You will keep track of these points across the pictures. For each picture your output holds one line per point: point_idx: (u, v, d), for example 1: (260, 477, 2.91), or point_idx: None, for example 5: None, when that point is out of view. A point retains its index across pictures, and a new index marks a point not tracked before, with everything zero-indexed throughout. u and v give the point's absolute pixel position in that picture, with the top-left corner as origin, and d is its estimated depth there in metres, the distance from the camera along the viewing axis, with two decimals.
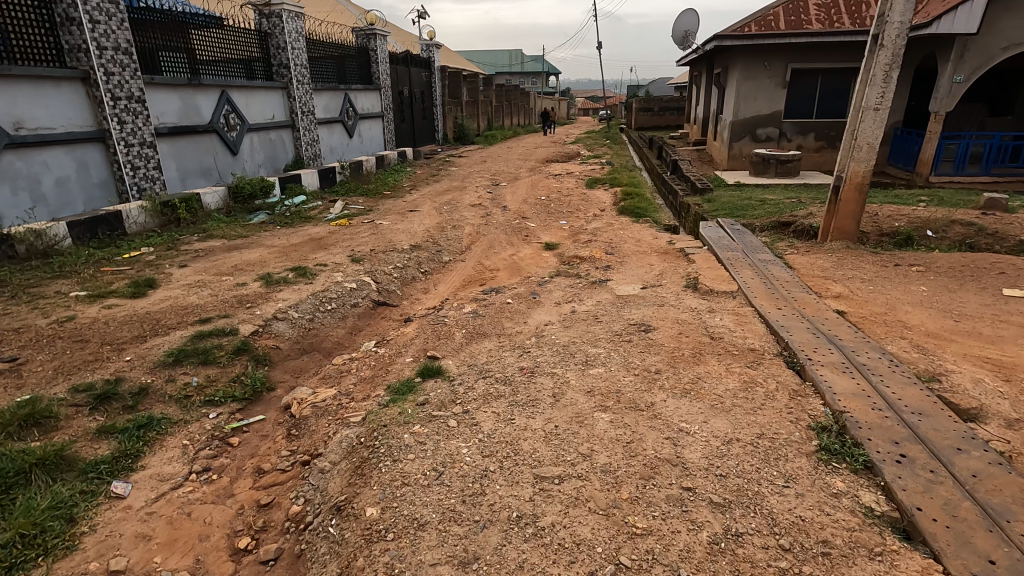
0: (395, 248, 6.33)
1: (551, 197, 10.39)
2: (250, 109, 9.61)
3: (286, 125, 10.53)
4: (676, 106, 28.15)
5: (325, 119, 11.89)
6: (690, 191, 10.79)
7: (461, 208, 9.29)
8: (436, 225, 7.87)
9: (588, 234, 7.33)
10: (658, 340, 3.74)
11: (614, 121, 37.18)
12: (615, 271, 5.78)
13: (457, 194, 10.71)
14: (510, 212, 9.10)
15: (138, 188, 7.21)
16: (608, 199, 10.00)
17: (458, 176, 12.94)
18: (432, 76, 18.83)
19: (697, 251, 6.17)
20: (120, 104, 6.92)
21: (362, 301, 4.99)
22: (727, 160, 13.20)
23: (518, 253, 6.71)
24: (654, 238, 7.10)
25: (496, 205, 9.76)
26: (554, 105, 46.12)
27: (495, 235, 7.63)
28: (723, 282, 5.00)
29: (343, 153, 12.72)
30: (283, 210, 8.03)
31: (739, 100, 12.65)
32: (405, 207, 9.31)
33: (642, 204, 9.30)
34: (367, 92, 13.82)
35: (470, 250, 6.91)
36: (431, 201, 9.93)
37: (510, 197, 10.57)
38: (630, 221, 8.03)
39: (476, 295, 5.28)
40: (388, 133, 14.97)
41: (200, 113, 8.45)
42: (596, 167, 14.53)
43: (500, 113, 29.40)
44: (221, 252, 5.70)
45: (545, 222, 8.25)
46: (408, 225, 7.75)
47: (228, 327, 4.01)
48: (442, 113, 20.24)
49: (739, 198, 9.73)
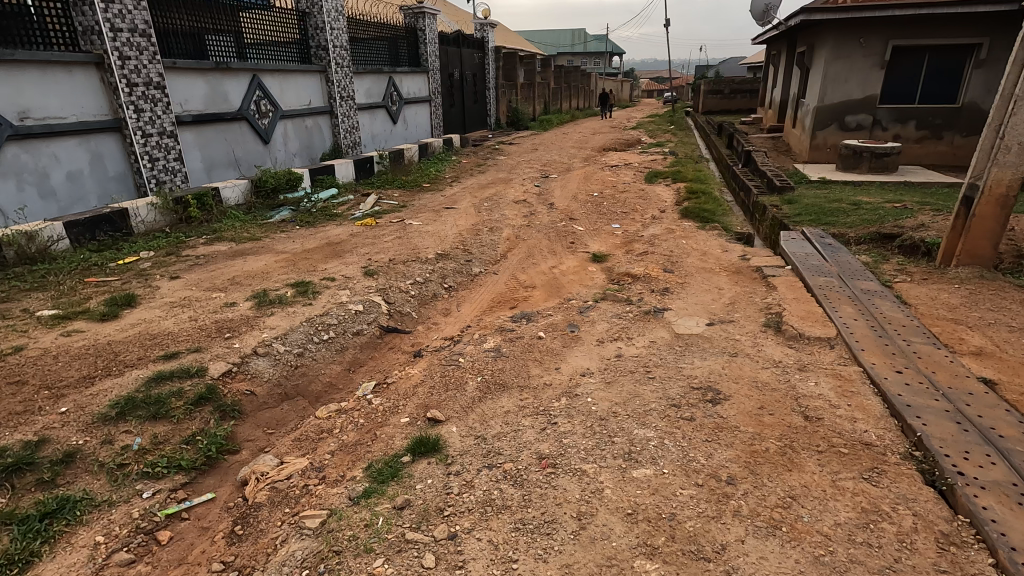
0: (418, 258, 5.56)
1: (604, 193, 9.34)
2: (285, 95, 9.08)
3: (323, 112, 9.97)
4: (749, 88, 25.96)
5: (367, 104, 11.25)
6: (766, 189, 9.44)
7: (503, 205, 8.42)
8: (472, 227, 7.04)
9: (643, 244, 6.30)
10: (730, 420, 2.76)
11: (679, 104, 35.03)
12: (674, 297, 4.76)
13: (501, 188, 9.84)
14: (556, 211, 8.15)
15: (156, 181, 6.78)
16: (669, 197, 8.85)
17: (505, 166, 12.04)
18: (485, 57, 17.88)
19: (779, 274, 5.03)
20: (137, 91, 6.46)
21: (366, 328, 4.23)
22: (808, 151, 11.61)
23: (560, 266, 5.79)
24: (723, 251, 5.98)
25: (542, 202, 8.83)
26: (616, 87, 44.19)
27: (536, 240, 6.73)
28: (816, 323, 3.90)
29: (386, 141, 12.09)
30: (308, 206, 7.43)
31: (826, 81, 11.00)
32: (442, 203, 8.54)
33: (709, 204, 8.12)
34: (414, 75, 13.08)
35: (505, 260, 6.05)
36: (472, 196, 9.11)
37: (559, 192, 9.58)
38: (694, 228, 6.92)
39: (504, 324, 4.42)
40: (435, 118, 14.23)
41: (228, 99, 7.95)
42: (657, 158, 13.25)
43: (557, 95, 28.13)
44: (224, 259, 5.11)
45: (595, 225, 7.26)
46: (440, 226, 6.97)
47: (195, 367, 3.33)
48: (495, 96, 19.30)
49: (826, 199, 8.33)
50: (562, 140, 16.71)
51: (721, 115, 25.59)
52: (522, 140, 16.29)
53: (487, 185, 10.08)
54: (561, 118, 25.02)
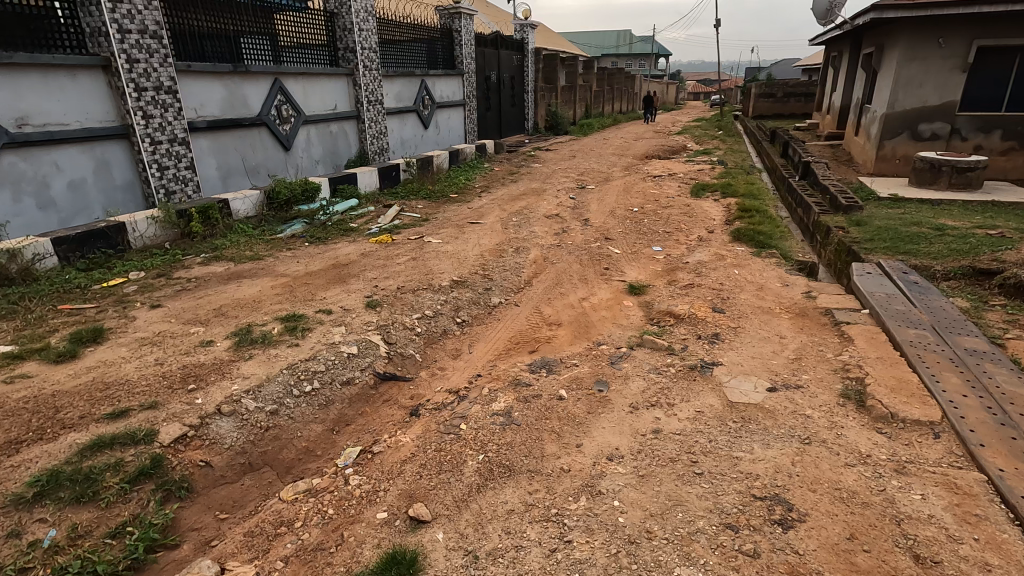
0: (431, 286, 4.95)
1: (645, 208, 8.55)
2: (309, 99, 8.67)
3: (350, 117, 9.54)
4: (804, 92, 24.45)
5: (397, 109, 10.79)
6: (829, 206, 8.45)
7: (533, 221, 7.74)
8: (496, 247, 6.40)
9: (687, 274, 5.53)
10: (808, 561, 2.03)
11: (727, 108, 33.55)
12: (725, 347, 3.99)
13: (533, 200, 9.18)
14: (591, 229, 7.42)
15: (165, 191, 6.42)
16: (718, 215, 7.98)
17: (540, 175, 11.36)
18: (524, 59, 17.25)
19: (854, 322, 4.18)
20: (146, 95, 6.11)
21: (359, 376, 3.64)
22: (873, 163, 10.47)
23: (592, 298, 5.08)
24: (783, 286, 5.13)
25: (577, 217, 8.12)
26: (660, 90, 42.89)
27: (566, 264, 6.04)
28: (912, 399, 3.07)
29: (415, 147, 11.61)
30: (324, 219, 6.96)
31: (897, 85, 9.83)
32: (468, 217, 7.94)
33: (765, 224, 7.23)
34: (447, 78, 12.57)
35: (530, 288, 5.38)
36: (501, 208, 8.47)
37: (595, 206, 8.84)
38: (747, 254, 6.07)
39: (520, 374, 3.75)
40: (469, 122, 13.69)
41: (248, 104, 7.57)
42: (704, 168, 12.31)
43: (599, 98, 27.27)
44: (216, 284, 4.64)
45: (634, 248, 6.51)
46: (461, 245, 6.36)
47: (143, 431, 2.79)
48: (533, 100, 18.65)
49: (902, 220, 7.31)
50: (602, 146, 15.90)
51: (772, 120, 24.19)
52: (559, 146, 15.58)
53: (519, 196, 9.43)
54: (602, 122, 24.18)
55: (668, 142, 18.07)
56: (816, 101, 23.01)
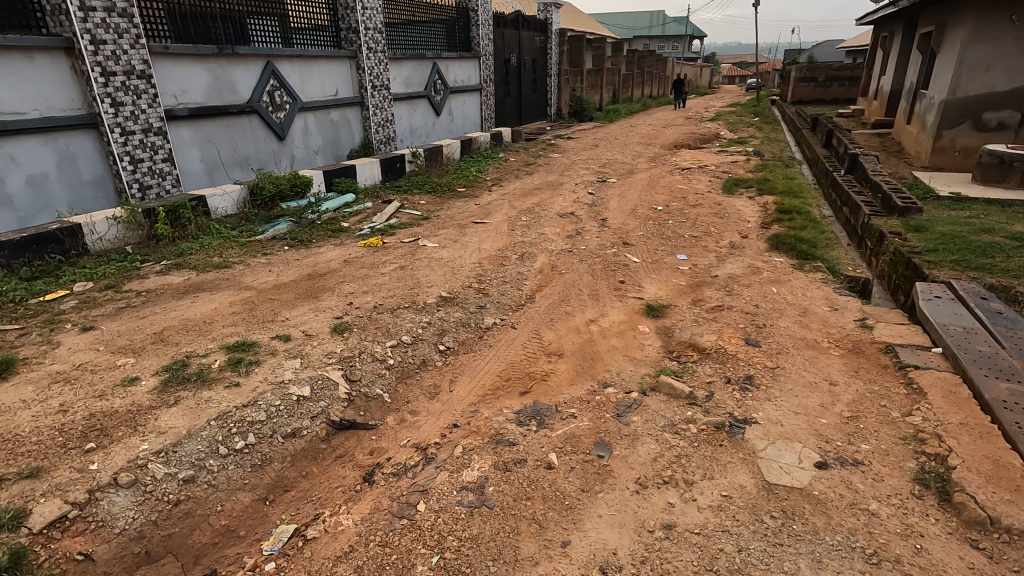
0: (414, 304, 4.28)
1: (670, 206, 7.72)
2: (306, 85, 8.06)
3: (353, 103, 8.90)
4: (848, 75, 22.84)
5: (406, 95, 10.10)
6: (881, 207, 7.48)
7: (545, 221, 7.00)
8: (499, 253, 5.69)
9: (714, 292, 4.75)
10: None
11: (764, 93, 31.87)
12: (760, 397, 3.23)
13: (547, 195, 8.42)
14: (608, 231, 6.65)
15: (140, 186, 5.90)
16: (754, 216, 7.10)
17: (558, 167, 10.55)
18: (547, 41, 16.32)
19: (924, 368, 3.35)
20: (115, 81, 5.55)
21: (307, 427, 3.00)
22: (929, 155, 9.32)
23: (601, 321, 4.35)
24: (832, 312, 4.30)
25: (593, 217, 7.34)
26: (693, 73, 41.20)
27: (576, 275, 5.32)
28: (1017, 497, 2.28)
29: (426, 135, 10.93)
30: (312, 217, 6.35)
31: (961, 67, 8.69)
32: (473, 214, 7.24)
33: (808, 228, 6.34)
34: (462, 61, 11.81)
35: (531, 306, 4.68)
36: (511, 205, 7.74)
37: (615, 203, 8.05)
38: (788, 267, 5.23)
39: (505, 427, 3.07)
40: (485, 109, 12.92)
41: (236, 90, 6.99)
42: (739, 160, 11.32)
43: (628, 82, 26.07)
44: (169, 299, 4.07)
45: (654, 256, 5.73)
46: (459, 251, 5.67)
47: (8, 514, 2.20)
48: (557, 84, 17.72)
49: (970, 226, 6.32)
50: (628, 134, 14.94)
51: (813, 105, 22.69)
52: (582, 134, 14.69)
53: (532, 191, 8.67)
54: (630, 107, 23.06)
55: (699, 129, 16.98)
56: (862, 85, 21.45)
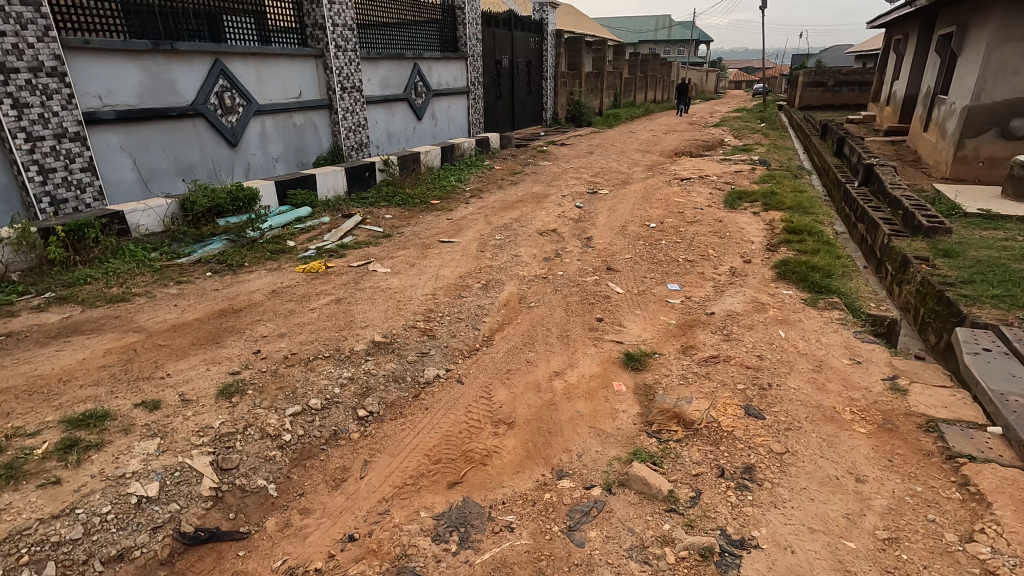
0: (337, 352, 3.49)
1: (665, 222, 6.89)
2: (264, 86, 7.29)
3: (319, 106, 8.14)
4: (858, 80, 22.01)
5: (382, 97, 9.34)
6: (902, 225, 6.65)
7: (521, 240, 6.21)
8: (460, 280, 4.90)
9: (709, 335, 3.93)
10: None
11: (770, 97, 31.05)
12: (764, 501, 2.41)
13: (529, 209, 7.63)
14: (591, 253, 5.84)
15: (52, 200, 5.13)
16: (759, 235, 6.27)
17: (546, 176, 9.76)
18: (543, 42, 15.55)
19: (984, 463, 2.52)
20: (17, 79, 4.79)
21: (144, 545, 2.21)
22: (950, 165, 8.44)
23: (569, 375, 3.55)
24: (852, 367, 3.48)
25: (577, 234, 6.55)
26: (697, 79, 40.55)
27: (546, 309, 4.52)
28: None
29: (406, 141, 10.16)
30: (254, 235, 5.57)
31: (987, 70, 7.84)
32: (441, 231, 6.46)
33: (821, 250, 5.52)
34: (446, 61, 11.05)
35: (487, 352, 3.88)
36: (487, 220, 6.96)
37: (603, 218, 7.26)
38: (798, 303, 4.41)
39: (415, 545, 2.26)
40: (473, 113, 12.16)
41: (177, 91, 6.23)
42: (743, 169, 10.49)
43: (630, 86, 25.28)
44: (31, 346, 3.30)
45: (642, 285, 4.92)
46: (414, 277, 4.88)
47: None
48: (554, 87, 16.95)
49: (1009, 252, 5.48)
50: (626, 140, 14.14)
51: (821, 111, 21.87)
52: (577, 140, 13.90)
53: (513, 203, 7.89)
54: (631, 112, 22.28)
55: (702, 135, 16.16)
56: (873, 90, 20.61)
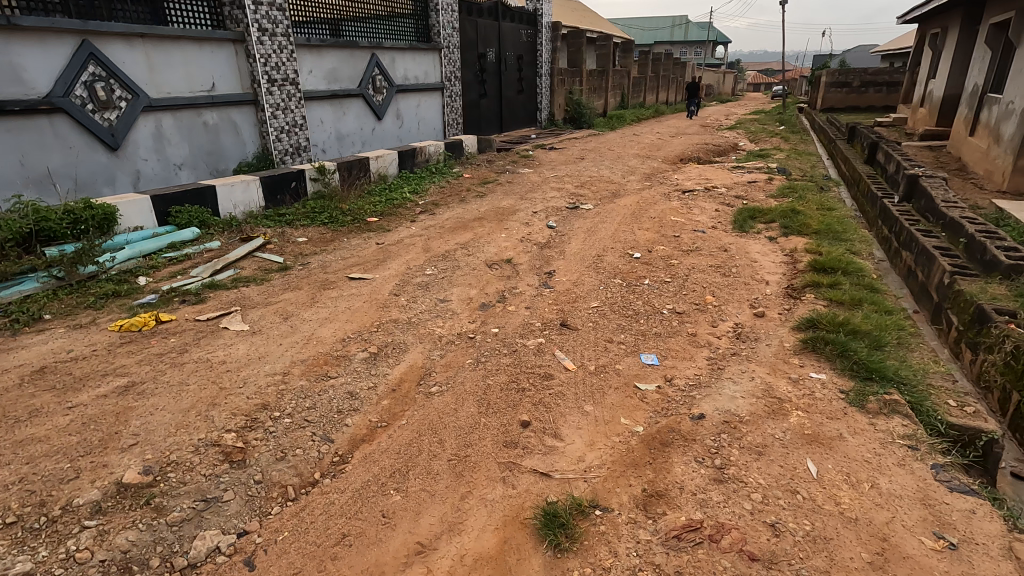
0: (36, 512, 2.04)
1: (654, 251, 5.36)
2: (159, 76, 5.91)
3: (239, 102, 6.74)
4: (887, 80, 20.18)
5: (328, 93, 7.94)
6: (966, 260, 5.04)
7: (459, 277, 4.72)
8: (340, 343, 3.41)
9: (691, 469, 2.40)
10: None
11: (790, 100, 29.14)
12: None
13: (486, 229, 6.13)
14: (546, 298, 4.33)
15: None
16: (776, 274, 4.71)
17: (521, 186, 8.24)
18: (537, 35, 14.08)
19: None
20: None
21: None
22: (1007, 176, 6.81)
23: (438, 555, 2.06)
24: (944, 560, 1.92)
25: (537, 268, 5.04)
26: (712, 81, 38.87)
27: (452, 398, 3.03)
28: None
29: (361, 143, 8.76)
30: (89, 271, 4.14)
31: None
32: (359, 262, 4.99)
33: (865, 300, 3.96)
34: (414, 52, 9.64)
35: (326, 491, 2.38)
36: (426, 246, 5.48)
37: (577, 243, 5.75)
38: (836, 400, 2.85)
39: None
40: (448, 112, 10.73)
41: (22, 79, 4.86)
42: (758, 179, 8.89)
43: (639, 87, 23.65)
44: None
45: (603, 356, 3.39)
46: (275, 339, 3.41)
47: None
48: (550, 86, 15.43)
49: None
50: (626, 144, 12.60)
51: (845, 113, 20.07)
52: (570, 144, 12.38)
53: (469, 221, 6.39)
54: (639, 113, 20.68)
55: (712, 139, 14.53)
56: (904, 91, 18.80)
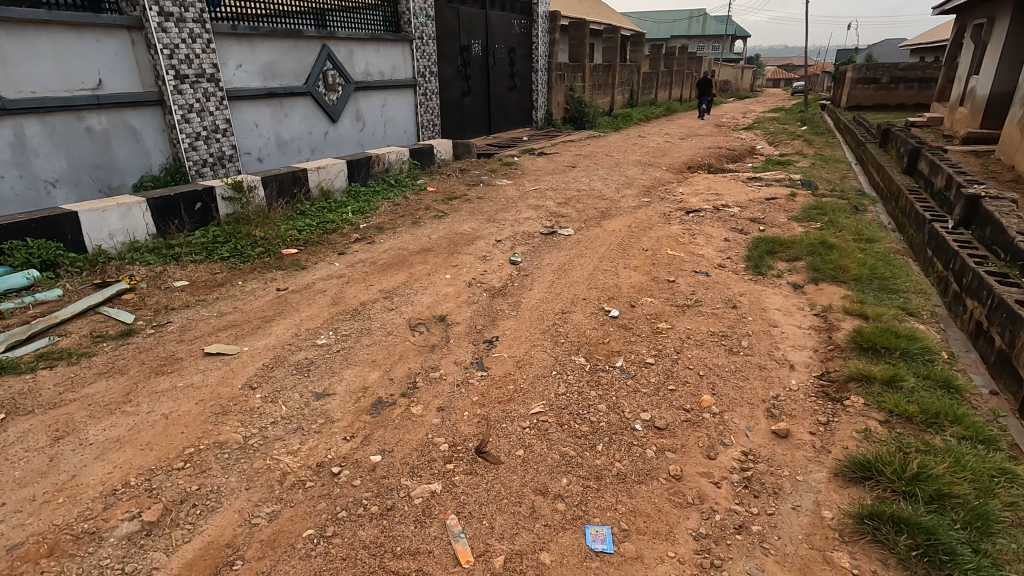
0: None
1: (638, 306, 4.02)
2: (18, 70, 4.69)
3: (138, 102, 5.51)
4: (919, 76, 18.49)
5: (263, 91, 6.69)
6: None
7: (361, 350, 3.42)
8: (104, 499, 2.14)
9: None
10: None
11: (811, 97, 27.45)
12: None
13: (430, 265, 4.84)
14: (472, 392, 3.01)
15: None
16: (803, 353, 3.35)
17: (492, 203, 6.93)
18: (532, 26, 12.71)
19: None
20: None
21: None
22: None
23: None
24: None
25: (478, 332, 3.73)
26: (727, 77, 37.14)
27: None
28: None
29: (309, 149, 7.50)
30: None
31: None
32: (237, 321, 3.72)
33: (946, 417, 2.59)
34: (379, 43, 8.35)
35: None
36: (338, 294, 4.18)
37: (540, 288, 4.43)
38: None
39: None
40: (422, 112, 9.44)
41: None
42: (779, 194, 7.46)
43: (649, 83, 22.05)
44: None
45: (523, 533, 2.08)
46: (2, 493, 2.15)
47: None
48: (547, 81, 14.02)
49: None
50: (628, 148, 11.20)
51: (873, 112, 18.39)
52: (564, 148, 11.01)
53: (411, 254, 5.09)
54: (648, 111, 19.21)
55: (727, 142, 13.06)
56: (939, 87, 17.07)
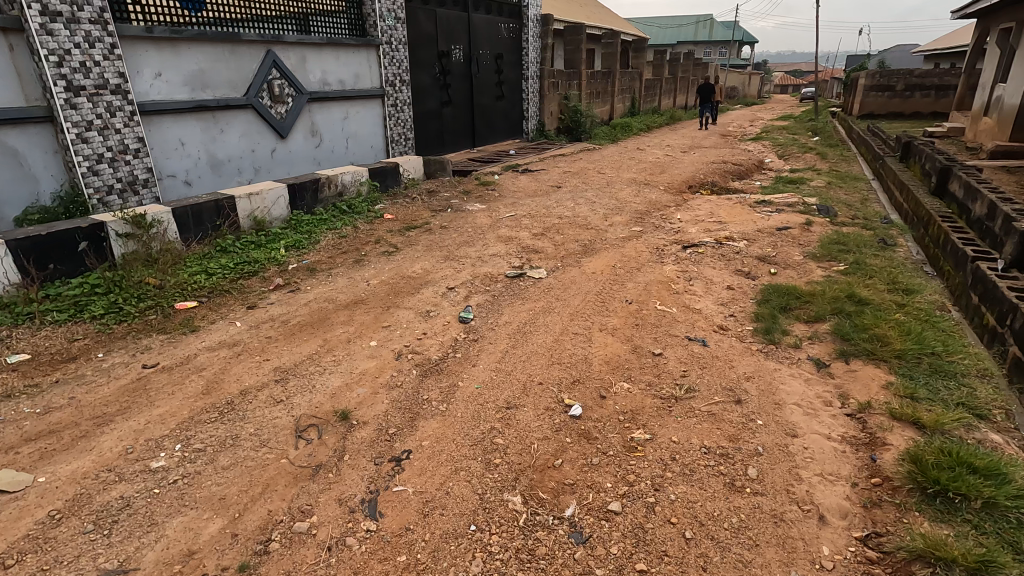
0: None
1: (611, 398, 3.01)
2: None
3: (20, 119, 4.57)
4: (937, 83, 17.39)
5: (189, 104, 5.76)
6: None
7: (209, 479, 2.42)
8: None
9: None
10: None
11: (821, 105, 26.38)
12: None
13: (355, 326, 3.85)
14: (342, 567, 2.02)
15: None
16: (837, 491, 2.33)
17: (456, 233, 5.95)
18: (522, 30, 11.77)
19: None
20: None
21: None
22: None
23: None
24: None
25: (387, 439, 2.73)
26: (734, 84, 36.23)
27: None
28: None
29: (251, 170, 6.56)
30: None
31: None
32: (61, 423, 2.75)
33: None
34: (338, 49, 7.42)
35: None
36: (219, 373, 3.20)
37: (487, 362, 3.44)
38: None
39: None
40: (393, 125, 8.49)
41: None
42: (792, 222, 6.44)
43: (652, 90, 21.07)
44: None
45: None
46: None
47: None
48: (539, 89, 13.06)
49: None
50: (624, 163, 10.21)
51: (888, 121, 17.31)
52: (553, 163, 10.02)
53: (338, 308, 4.12)
54: (650, 120, 18.22)
55: (733, 155, 12.04)
56: (959, 95, 15.98)
